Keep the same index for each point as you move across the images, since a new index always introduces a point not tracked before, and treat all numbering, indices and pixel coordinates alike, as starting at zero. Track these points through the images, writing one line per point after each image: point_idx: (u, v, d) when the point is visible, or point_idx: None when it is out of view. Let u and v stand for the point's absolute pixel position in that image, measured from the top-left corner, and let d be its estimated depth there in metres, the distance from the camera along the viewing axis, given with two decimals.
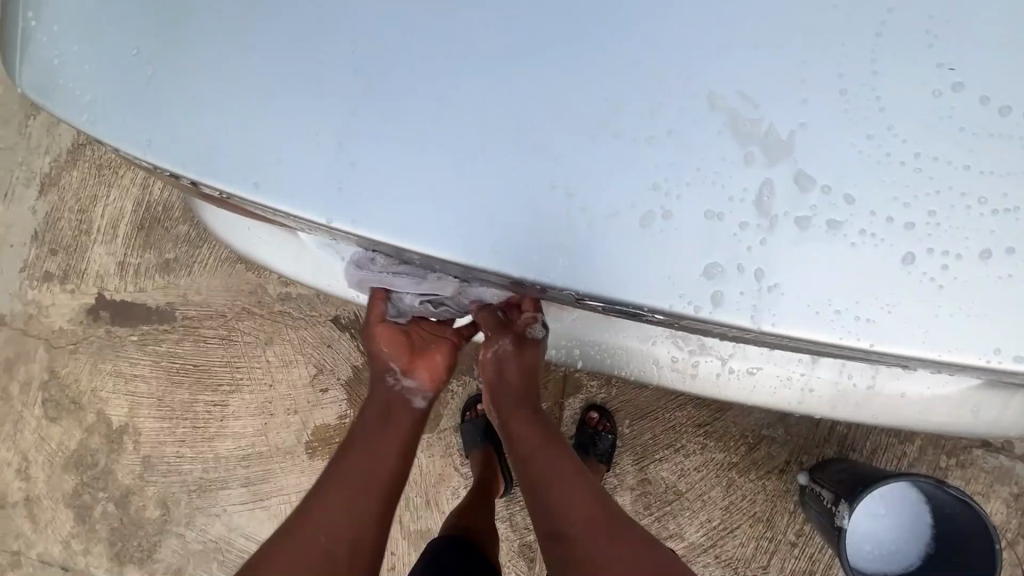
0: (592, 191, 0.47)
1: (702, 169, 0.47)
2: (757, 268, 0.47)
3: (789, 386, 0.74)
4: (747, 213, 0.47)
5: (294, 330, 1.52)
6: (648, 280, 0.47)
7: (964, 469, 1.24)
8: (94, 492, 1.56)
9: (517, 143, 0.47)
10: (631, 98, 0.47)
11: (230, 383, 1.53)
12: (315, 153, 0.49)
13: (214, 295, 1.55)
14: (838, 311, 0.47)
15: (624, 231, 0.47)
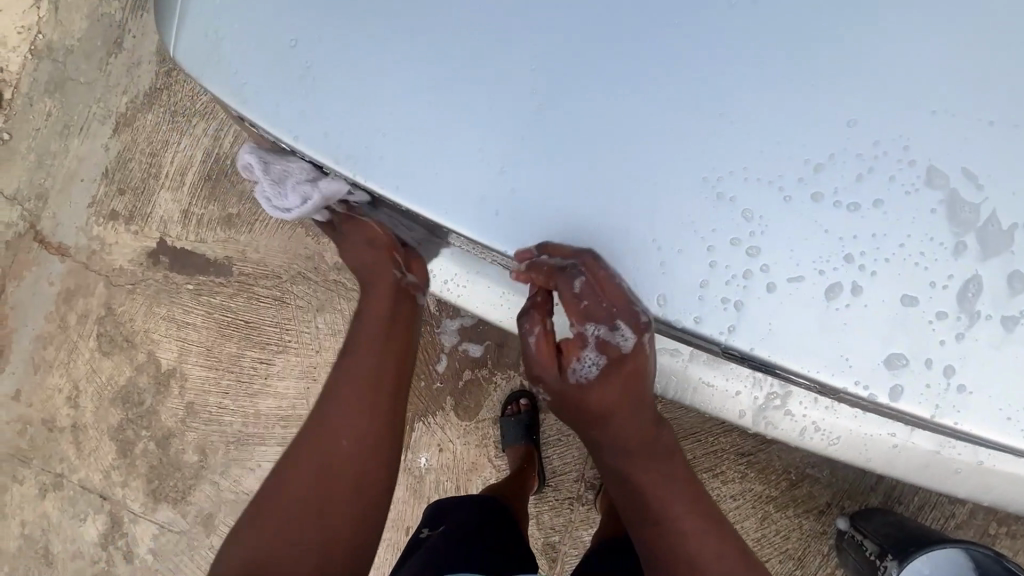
0: (801, 266, 0.55)
1: (906, 262, 0.55)
2: (929, 353, 0.56)
3: (871, 453, 0.72)
4: (950, 303, 0.55)
5: (347, 301, 1.53)
6: (851, 344, 0.56)
7: (1014, 539, 1.20)
8: (138, 429, 1.61)
9: (734, 213, 0.55)
10: (836, 186, 0.55)
11: (277, 343, 1.56)
12: (515, 185, 0.57)
13: (272, 255, 1.56)
14: (987, 400, 0.56)
15: (819, 304, 0.55)
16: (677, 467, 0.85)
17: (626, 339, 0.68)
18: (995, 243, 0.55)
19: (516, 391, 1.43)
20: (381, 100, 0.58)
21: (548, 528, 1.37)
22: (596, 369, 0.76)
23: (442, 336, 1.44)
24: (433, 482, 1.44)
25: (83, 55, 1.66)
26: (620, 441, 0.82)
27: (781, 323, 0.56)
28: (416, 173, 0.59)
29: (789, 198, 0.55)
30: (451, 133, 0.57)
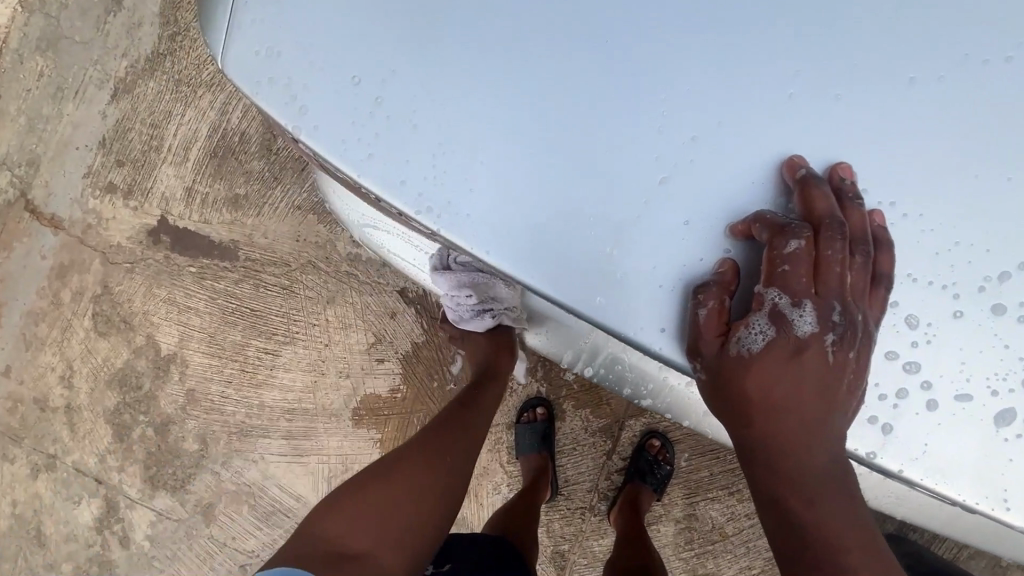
0: (977, 389, 0.58)
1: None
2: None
3: (960, 531, 0.69)
4: None
5: (359, 294, 1.47)
6: (1000, 468, 0.58)
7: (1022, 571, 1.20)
8: (135, 413, 1.56)
9: (906, 324, 0.59)
10: (1010, 302, 0.58)
11: (285, 334, 1.49)
12: (617, 261, 0.58)
13: (280, 241, 1.49)
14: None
15: (991, 429, 0.58)
16: (858, 505, 0.62)
17: (807, 322, 0.59)
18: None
19: (531, 399, 1.39)
20: (486, 162, 0.59)
21: (557, 536, 1.36)
22: (763, 341, 0.59)
23: None
24: None
25: (78, 11, 1.53)
26: (776, 450, 0.62)
27: (949, 447, 0.58)
28: (511, 240, 0.59)
29: (963, 314, 0.58)
30: (553, 203, 0.58)
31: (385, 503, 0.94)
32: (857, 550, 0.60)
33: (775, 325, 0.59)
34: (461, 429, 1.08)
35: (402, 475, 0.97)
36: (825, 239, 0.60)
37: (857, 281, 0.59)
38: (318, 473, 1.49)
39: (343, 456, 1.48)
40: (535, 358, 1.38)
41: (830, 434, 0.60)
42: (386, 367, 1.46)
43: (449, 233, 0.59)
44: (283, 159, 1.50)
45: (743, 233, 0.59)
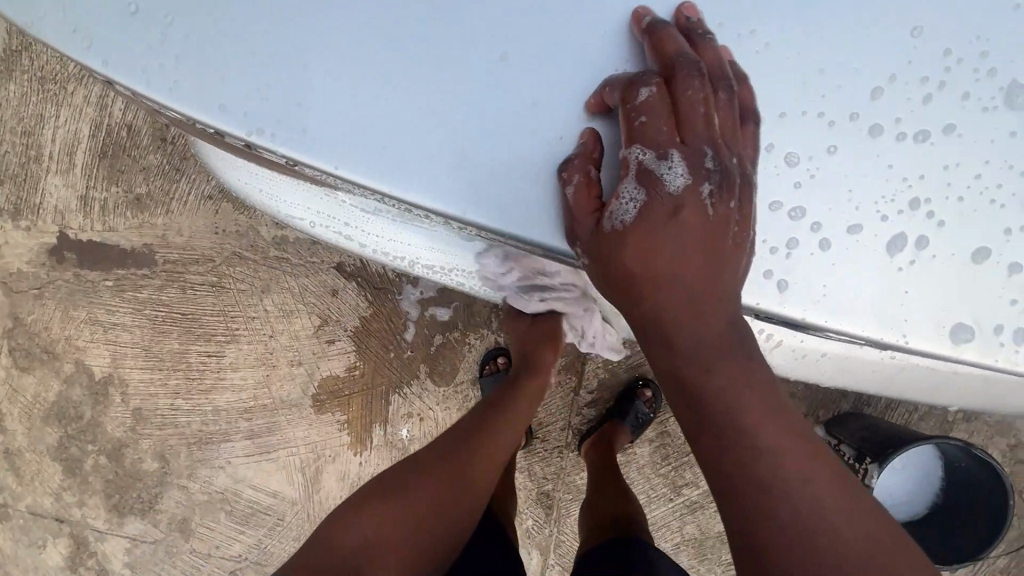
0: (864, 219, 0.57)
1: (982, 195, 0.57)
2: (998, 297, 0.58)
3: (898, 377, 0.69)
4: (1000, 246, 0.57)
5: (293, 277, 1.39)
6: (901, 298, 0.57)
7: (969, 424, 1.28)
8: (82, 445, 1.46)
9: (783, 166, 0.57)
10: (889, 124, 0.56)
11: (225, 333, 1.41)
12: (469, 151, 0.55)
13: (198, 236, 1.39)
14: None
15: (882, 255, 0.57)
16: (761, 371, 0.59)
17: (678, 175, 0.54)
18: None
19: (491, 349, 1.38)
20: (393, 97, 0.55)
21: (540, 478, 1.37)
22: (636, 209, 0.55)
23: (404, 303, 1.37)
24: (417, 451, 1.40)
25: None
26: (667, 323, 0.59)
27: (844, 283, 0.57)
28: (361, 151, 0.55)
29: (835, 144, 0.56)
30: (438, 126, 0.55)
31: (414, 513, 0.86)
32: (764, 417, 0.57)
33: (645, 185, 0.54)
34: (485, 432, 1.00)
35: (423, 483, 0.89)
36: (679, 83, 0.54)
37: (727, 120, 0.55)
38: (290, 466, 1.44)
39: (313, 446, 1.42)
40: (487, 310, 1.37)
41: (719, 297, 0.57)
42: (338, 347, 1.40)
43: (287, 151, 0.55)
44: (182, 149, 1.38)
45: (603, 108, 0.56)
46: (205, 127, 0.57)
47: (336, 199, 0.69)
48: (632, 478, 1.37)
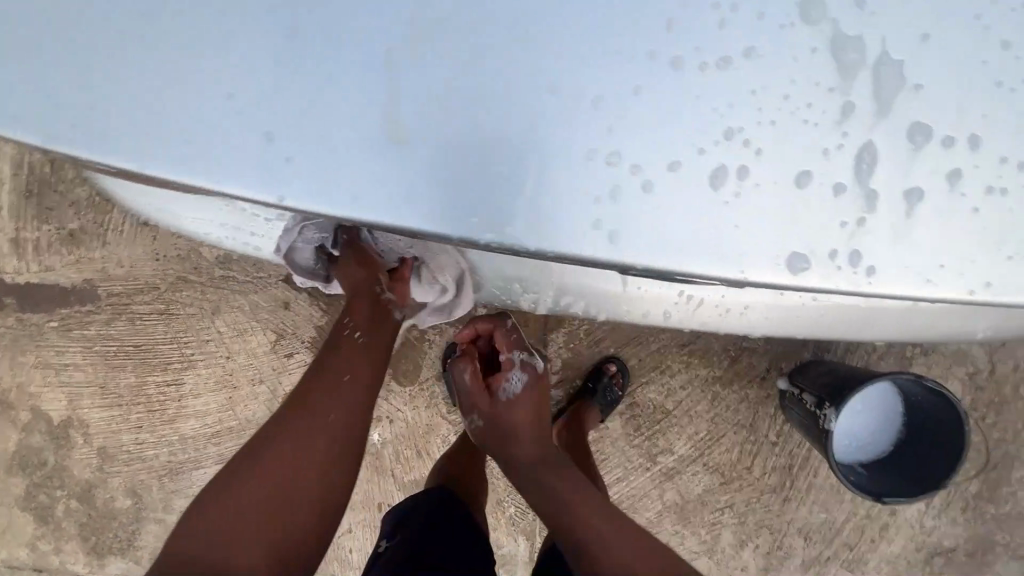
0: (679, 153, 0.53)
1: (809, 118, 0.53)
2: (840, 224, 0.54)
3: (826, 317, 0.68)
4: (845, 166, 0.53)
5: (242, 295, 1.36)
6: (749, 233, 0.54)
7: (928, 357, 1.31)
8: (51, 491, 1.43)
9: (587, 105, 0.53)
10: (699, 54, 0.53)
11: (180, 359, 1.38)
12: (312, 146, 0.55)
13: (139, 265, 1.36)
14: (924, 261, 0.54)
15: (709, 191, 0.53)
16: (593, 493, 0.89)
17: (518, 381, 0.94)
18: (893, 83, 0.53)
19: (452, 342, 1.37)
20: (265, 104, 0.55)
21: None
22: (520, 385, 0.94)
23: None
24: (391, 453, 1.39)
25: None
26: (528, 472, 0.91)
27: (667, 223, 0.54)
28: (214, 162, 0.56)
29: (642, 79, 0.53)
30: (275, 126, 0.55)
31: (307, 458, 0.80)
32: (602, 519, 0.86)
33: (499, 383, 0.94)
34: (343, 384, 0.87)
35: (280, 448, 0.81)
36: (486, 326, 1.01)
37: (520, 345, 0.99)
38: None
39: None
40: None
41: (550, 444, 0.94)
42: (298, 360, 1.38)
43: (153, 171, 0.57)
44: None
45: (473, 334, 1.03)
46: (80, 158, 0.59)
47: (236, 208, 0.68)
48: (608, 452, 1.37)
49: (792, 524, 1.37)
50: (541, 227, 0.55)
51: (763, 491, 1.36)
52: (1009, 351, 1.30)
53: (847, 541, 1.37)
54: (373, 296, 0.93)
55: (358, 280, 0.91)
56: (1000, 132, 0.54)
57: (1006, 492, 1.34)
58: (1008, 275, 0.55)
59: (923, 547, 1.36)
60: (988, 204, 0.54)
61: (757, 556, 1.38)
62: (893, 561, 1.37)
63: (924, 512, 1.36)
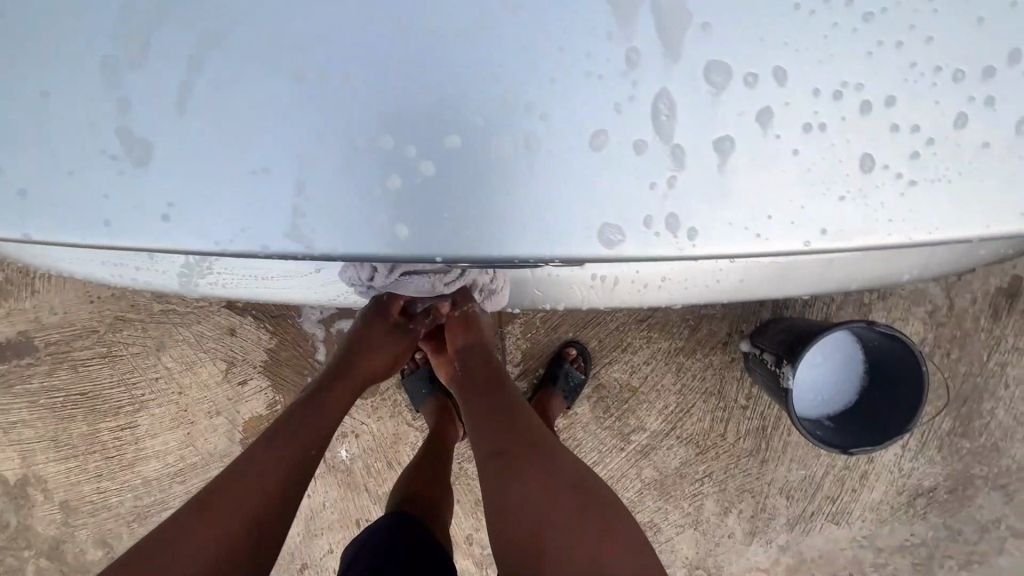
0: (461, 128, 0.50)
1: (596, 76, 0.50)
2: (648, 184, 0.51)
3: (748, 279, 0.68)
4: (643, 124, 0.50)
5: (186, 327, 1.32)
6: (559, 207, 0.51)
7: (886, 301, 1.30)
8: (18, 552, 1.39)
9: (356, 91, 0.49)
10: (470, 18, 0.49)
11: (131, 401, 1.34)
12: (142, 180, 0.53)
13: (74, 310, 1.31)
14: (746, 213, 0.51)
15: (491, 164, 0.50)
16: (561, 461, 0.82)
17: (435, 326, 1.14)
18: (679, 24, 0.49)
19: None
20: (90, 142, 0.53)
21: None
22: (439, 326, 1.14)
23: (306, 325, 1.31)
24: (362, 468, 1.35)
25: None
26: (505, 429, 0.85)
27: (463, 206, 0.51)
28: (59, 208, 0.55)
29: (408, 55, 0.49)
30: (106, 163, 0.53)
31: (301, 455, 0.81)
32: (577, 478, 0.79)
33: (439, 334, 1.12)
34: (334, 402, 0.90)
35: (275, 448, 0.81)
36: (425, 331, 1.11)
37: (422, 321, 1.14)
38: None
39: None
40: None
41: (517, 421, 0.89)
42: (254, 386, 1.33)
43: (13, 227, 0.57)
44: None
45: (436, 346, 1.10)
46: None
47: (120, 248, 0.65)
48: (581, 437, 1.35)
49: (773, 485, 1.36)
50: (333, 226, 0.52)
51: (739, 456, 1.35)
52: (964, 285, 1.30)
53: (829, 494, 1.37)
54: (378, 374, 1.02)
55: (376, 364, 0.99)
56: (806, 64, 0.50)
57: (980, 426, 1.34)
58: (842, 215, 0.52)
59: (905, 490, 1.36)
60: (805, 142, 0.51)
61: (743, 521, 1.37)
62: (878, 508, 1.37)
63: (901, 456, 1.35)
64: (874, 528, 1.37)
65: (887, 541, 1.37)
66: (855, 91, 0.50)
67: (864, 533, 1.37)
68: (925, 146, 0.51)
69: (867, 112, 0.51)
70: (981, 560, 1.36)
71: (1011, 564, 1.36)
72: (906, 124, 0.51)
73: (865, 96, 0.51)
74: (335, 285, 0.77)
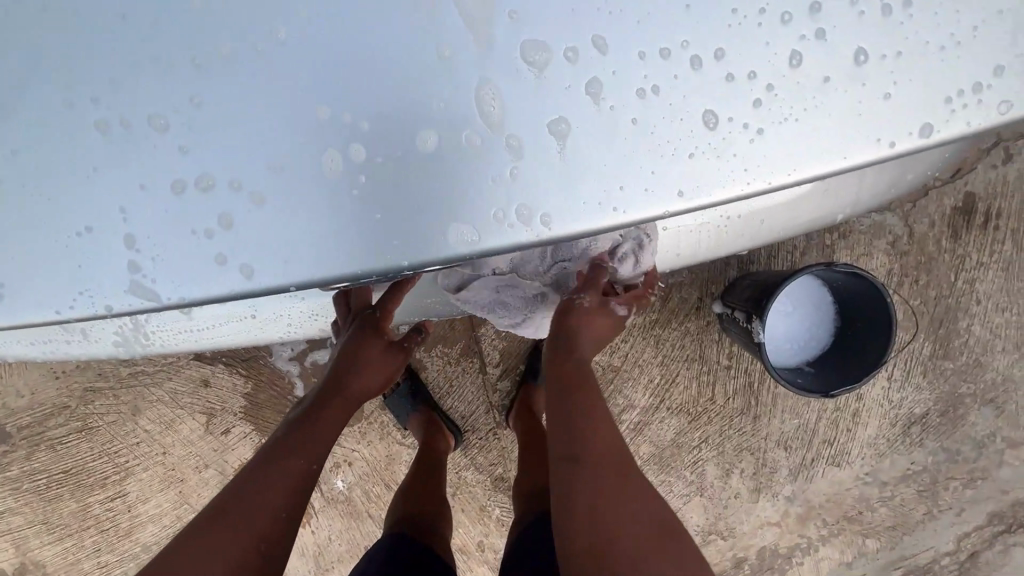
0: (287, 157, 0.52)
1: (411, 79, 0.51)
2: (485, 180, 0.52)
3: (685, 236, 0.72)
4: (475, 119, 0.51)
5: (158, 387, 1.30)
6: (403, 217, 0.53)
7: (847, 240, 1.31)
8: None
9: (183, 139, 0.52)
10: (288, 48, 0.51)
11: (117, 470, 1.31)
12: (31, 257, 0.55)
13: (41, 390, 1.29)
14: (587, 191, 0.52)
15: (325, 187, 0.52)
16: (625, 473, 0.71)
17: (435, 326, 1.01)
18: (491, 12, 0.50)
19: None
20: None
21: (489, 466, 1.34)
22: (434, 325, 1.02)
23: (279, 363, 1.29)
24: (361, 495, 1.34)
25: None
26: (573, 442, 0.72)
27: (302, 230, 0.53)
28: None
29: (223, 93, 0.52)
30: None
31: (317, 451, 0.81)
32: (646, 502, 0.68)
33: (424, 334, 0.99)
34: (351, 399, 0.89)
35: (293, 441, 0.80)
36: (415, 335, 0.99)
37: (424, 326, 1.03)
38: None
39: None
40: None
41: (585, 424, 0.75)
42: (238, 433, 1.31)
43: None
44: None
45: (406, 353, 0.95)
46: None
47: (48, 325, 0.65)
48: None
49: (770, 439, 1.37)
50: (178, 269, 0.54)
51: (732, 416, 1.35)
52: (920, 211, 1.31)
53: (825, 438, 1.37)
54: (368, 381, 0.90)
55: (372, 369, 0.90)
56: (626, 28, 0.50)
57: (960, 345, 1.35)
58: (686, 176, 0.53)
59: (897, 421, 1.37)
60: (637, 107, 0.51)
61: (746, 479, 1.38)
62: (875, 444, 1.38)
63: (888, 388, 1.36)
64: (875, 463, 1.38)
65: (889, 473, 1.39)
66: (681, 48, 0.50)
67: (866, 470, 1.38)
68: (766, 89, 0.51)
69: (698, 67, 0.51)
70: (984, 476, 1.38)
71: (1013, 475, 1.37)
72: (744, 71, 0.51)
73: (691, 50, 0.50)
74: (275, 318, 0.74)
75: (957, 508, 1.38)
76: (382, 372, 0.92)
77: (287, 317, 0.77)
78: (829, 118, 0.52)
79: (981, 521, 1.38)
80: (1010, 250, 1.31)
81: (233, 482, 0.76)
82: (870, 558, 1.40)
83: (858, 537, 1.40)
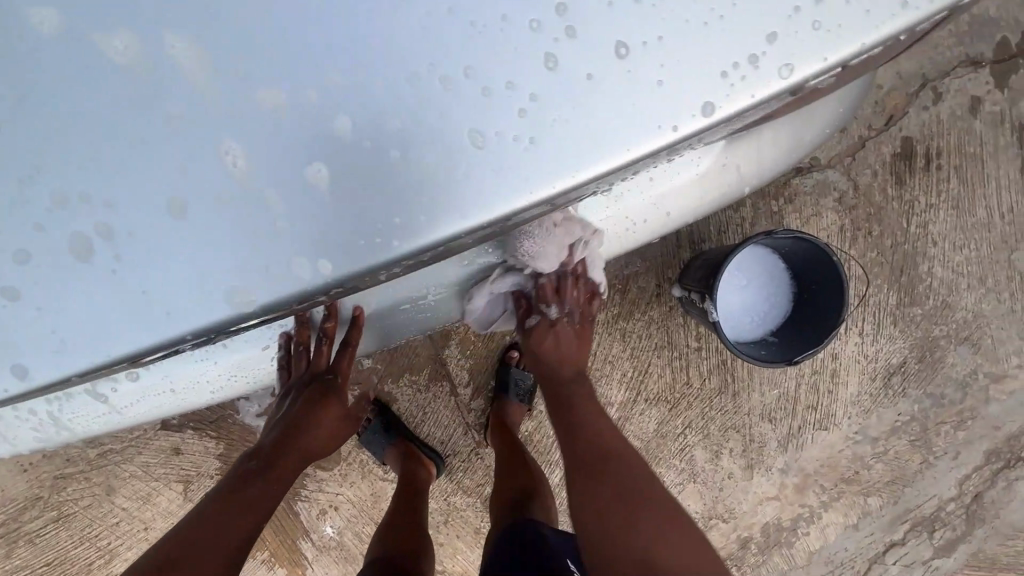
0: (56, 247, 0.52)
1: (165, 154, 0.50)
2: (254, 233, 0.51)
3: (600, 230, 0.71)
4: (228, 175, 0.50)
5: (128, 463, 1.27)
6: (172, 289, 0.52)
7: (794, 204, 1.30)
8: None
9: None
10: (39, 139, 0.51)
11: (100, 555, 1.28)
12: None
13: (11, 485, 1.26)
14: (356, 231, 0.51)
15: (92, 274, 0.53)
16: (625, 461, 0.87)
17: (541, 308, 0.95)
18: (222, 68, 0.49)
19: None
20: None
21: (476, 488, 1.32)
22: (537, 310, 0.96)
23: (248, 420, 1.27)
24: (353, 538, 1.31)
25: None
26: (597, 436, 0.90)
27: (89, 316, 0.54)
28: None
29: None
30: None
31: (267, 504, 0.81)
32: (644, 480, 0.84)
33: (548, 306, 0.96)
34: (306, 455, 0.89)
35: (246, 493, 0.80)
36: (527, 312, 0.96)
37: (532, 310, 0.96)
38: None
39: None
40: None
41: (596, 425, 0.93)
42: None
43: None
44: None
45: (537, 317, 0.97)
46: None
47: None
48: (554, 433, 1.34)
49: (753, 414, 1.35)
50: None
51: (711, 397, 1.34)
52: (861, 163, 1.31)
53: (808, 404, 1.36)
54: (321, 442, 0.90)
55: (324, 428, 0.89)
56: (364, 58, 0.48)
57: (925, 289, 1.34)
58: (460, 198, 0.50)
59: (877, 375, 1.36)
60: (389, 134, 0.49)
61: (737, 458, 1.36)
62: (859, 401, 1.37)
63: (862, 343, 1.35)
64: (862, 420, 1.37)
65: (879, 429, 1.37)
66: (425, 65, 0.48)
67: (855, 429, 1.37)
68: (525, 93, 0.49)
69: (447, 83, 0.48)
70: (973, 416, 1.36)
71: (1001, 410, 1.36)
72: (502, 79, 0.49)
73: (436, 67, 0.48)
74: (194, 387, 0.74)
75: (953, 452, 1.37)
76: (336, 428, 0.92)
77: (215, 383, 0.76)
78: (615, 108, 0.49)
79: (978, 461, 1.37)
80: (956, 187, 1.31)
81: (182, 529, 0.76)
82: (875, 517, 1.39)
83: (860, 498, 1.38)
